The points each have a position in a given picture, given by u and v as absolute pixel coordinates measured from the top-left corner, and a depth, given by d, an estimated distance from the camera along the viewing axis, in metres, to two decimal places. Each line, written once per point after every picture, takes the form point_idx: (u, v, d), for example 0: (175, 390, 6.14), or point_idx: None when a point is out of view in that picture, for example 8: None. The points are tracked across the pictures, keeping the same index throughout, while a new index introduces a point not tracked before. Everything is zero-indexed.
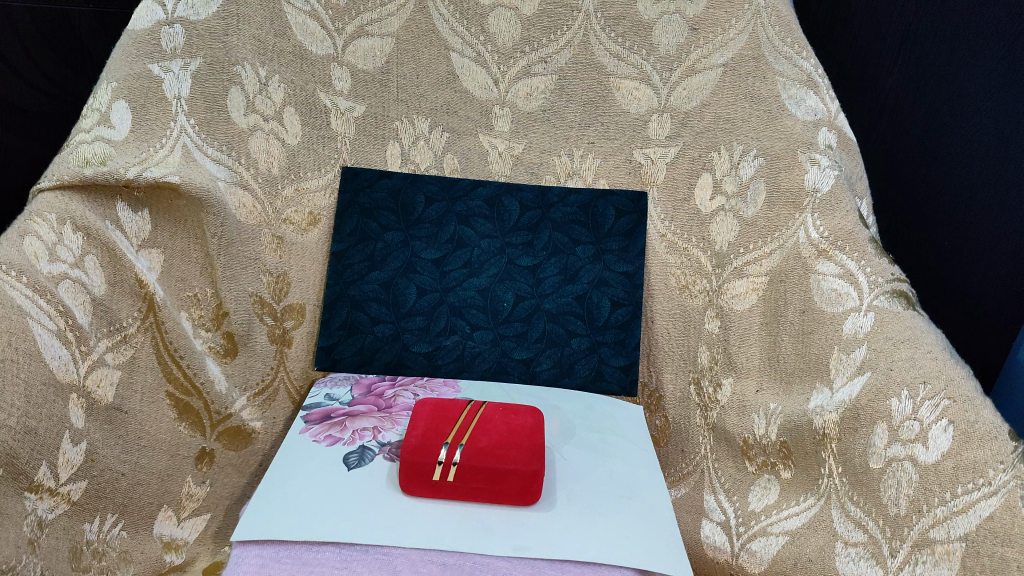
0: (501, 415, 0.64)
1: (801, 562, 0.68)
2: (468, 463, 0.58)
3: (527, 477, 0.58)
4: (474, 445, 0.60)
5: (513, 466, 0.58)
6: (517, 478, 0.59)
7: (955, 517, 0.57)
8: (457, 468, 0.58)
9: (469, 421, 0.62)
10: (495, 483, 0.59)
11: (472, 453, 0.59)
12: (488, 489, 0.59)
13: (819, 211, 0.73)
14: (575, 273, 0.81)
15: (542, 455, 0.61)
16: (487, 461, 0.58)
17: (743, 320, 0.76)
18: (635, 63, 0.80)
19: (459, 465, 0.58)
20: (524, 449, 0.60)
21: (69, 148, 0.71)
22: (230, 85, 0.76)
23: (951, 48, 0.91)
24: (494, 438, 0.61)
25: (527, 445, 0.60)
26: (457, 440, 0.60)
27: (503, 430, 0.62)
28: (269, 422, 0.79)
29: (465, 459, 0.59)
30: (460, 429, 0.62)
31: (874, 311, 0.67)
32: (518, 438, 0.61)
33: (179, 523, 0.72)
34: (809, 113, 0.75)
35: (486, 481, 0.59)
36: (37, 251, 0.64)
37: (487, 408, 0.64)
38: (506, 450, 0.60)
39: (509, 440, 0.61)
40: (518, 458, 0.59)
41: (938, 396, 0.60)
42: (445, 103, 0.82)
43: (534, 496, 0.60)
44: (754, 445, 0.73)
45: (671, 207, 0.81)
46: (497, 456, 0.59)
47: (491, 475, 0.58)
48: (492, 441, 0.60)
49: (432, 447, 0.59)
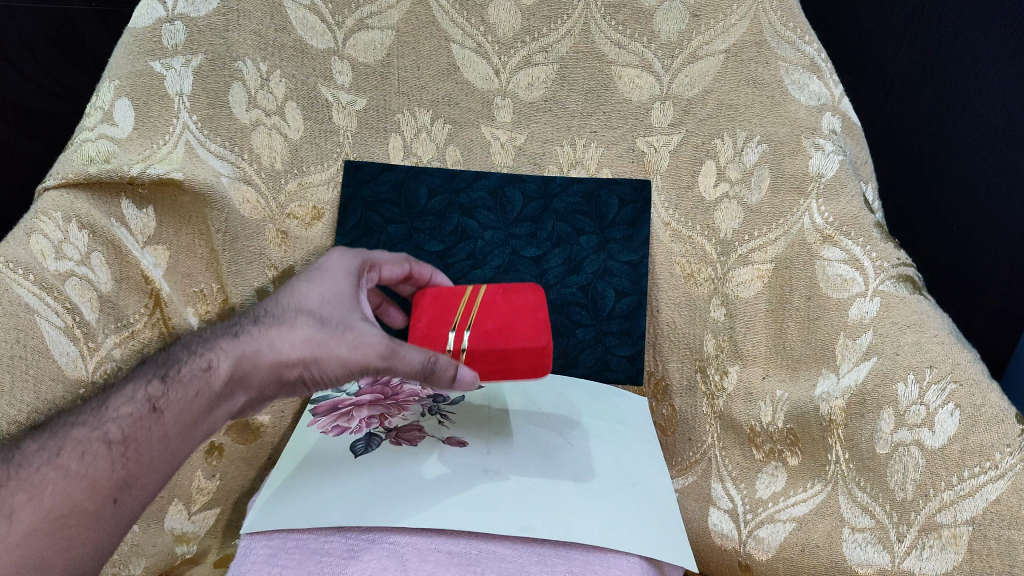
0: (502, 296, 0.66)
1: (808, 548, 0.68)
2: (476, 348, 0.61)
3: (536, 352, 0.60)
4: (480, 329, 0.62)
5: (520, 345, 0.60)
6: (525, 355, 0.60)
7: (962, 501, 0.57)
8: (467, 354, 0.61)
9: (471, 308, 0.65)
10: (505, 364, 0.60)
11: (479, 337, 0.61)
12: (499, 369, 0.61)
13: (824, 196, 0.72)
14: (579, 263, 0.81)
15: (548, 329, 0.63)
16: (493, 343, 0.60)
17: (748, 307, 0.75)
18: (636, 50, 0.79)
19: (468, 351, 0.61)
20: (529, 325, 0.62)
21: (73, 146, 0.71)
22: (232, 81, 0.76)
23: (955, 29, 0.90)
24: (498, 321, 0.63)
25: (531, 323, 0.62)
26: (462, 326, 0.63)
27: (507, 311, 0.64)
28: (277, 416, 0.81)
29: (474, 344, 0.61)
30: (464, 316, 0.64)
31: (879, 296, 0.67)
32: (522, 316, 0.63)
33: (190, 516, 0.76)
34: (812, 98, 0.75)
35: (496, 363, 0.61)
36: (44, 248, 0.64)
37: (487, 294, 0.66)
38: (512, 332, 0.62)
39: (513, 320, 0.63)
40: (524, 337, 0.61)
41: (945, 379, 0.60)
42: (447, 95, 0.82)
43: (546, 372, 0.61)
44: (760, 433, 0.73)
45: (675, 195, 0.80)
46: (504, 336, 0.61)
47: (500, 355, 0.60)
48: (497, 324, 0.62)
49: (440, 337, 0.62)
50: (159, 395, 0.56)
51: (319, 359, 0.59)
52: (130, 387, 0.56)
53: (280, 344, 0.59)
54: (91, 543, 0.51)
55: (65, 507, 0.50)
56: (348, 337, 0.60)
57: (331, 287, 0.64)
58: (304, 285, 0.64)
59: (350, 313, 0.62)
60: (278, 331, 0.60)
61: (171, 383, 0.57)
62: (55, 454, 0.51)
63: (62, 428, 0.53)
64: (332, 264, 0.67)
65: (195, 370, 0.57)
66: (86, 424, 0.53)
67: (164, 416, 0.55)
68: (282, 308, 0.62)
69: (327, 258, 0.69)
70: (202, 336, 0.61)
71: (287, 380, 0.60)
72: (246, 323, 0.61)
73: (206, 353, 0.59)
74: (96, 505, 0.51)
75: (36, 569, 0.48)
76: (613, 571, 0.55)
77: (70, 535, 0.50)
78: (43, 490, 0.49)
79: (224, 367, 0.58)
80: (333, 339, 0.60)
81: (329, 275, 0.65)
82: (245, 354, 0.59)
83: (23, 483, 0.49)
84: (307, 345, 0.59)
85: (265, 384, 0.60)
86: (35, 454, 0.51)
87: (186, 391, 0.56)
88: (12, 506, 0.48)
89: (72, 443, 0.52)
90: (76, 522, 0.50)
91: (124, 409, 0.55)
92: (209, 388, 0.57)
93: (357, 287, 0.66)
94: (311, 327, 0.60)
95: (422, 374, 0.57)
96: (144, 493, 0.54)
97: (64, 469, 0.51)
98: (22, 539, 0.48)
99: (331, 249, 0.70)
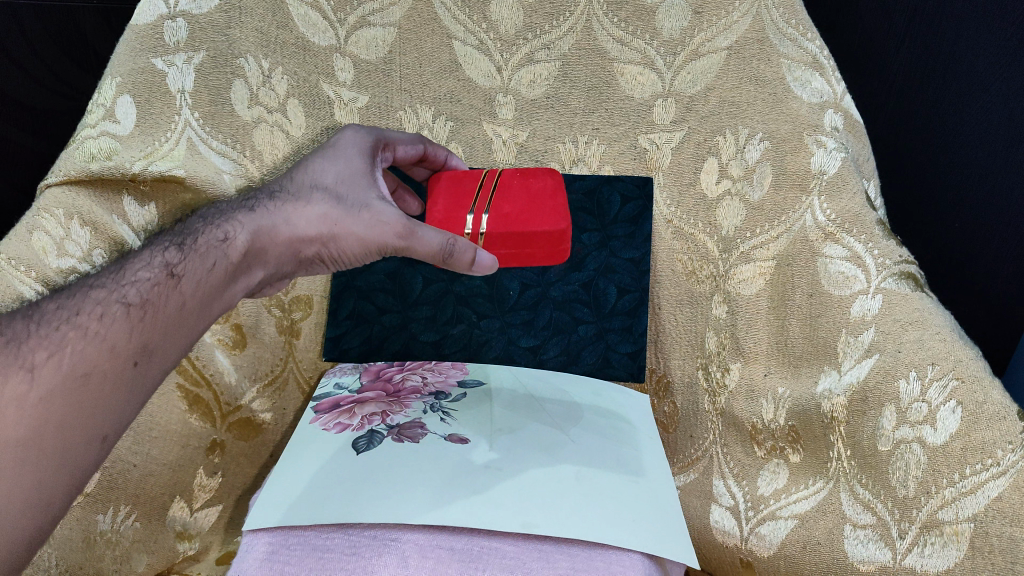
0: (521, 179, 0.66)
1: (810, 545, 0.68)
2: (494, 232, 0.62)
3: (555, 236, 0.62)
4: (499, 212, 0.63)
5: (539, 230, 0.62)
6: (544, 240, 0.62)
7: (964, 499, 0.57)
8: (485, 237, 0.63)
9: (489, 189, 0.65)
10: (524, 247, 0.63)
11: (497, 221, 0.63)
12: (519, 251, 0.64)
13: (825, 193, 0.72)
14: (581, 260, 0.81)
15: (567, 215, 0.64)
16: (512, 227, 0.62)
17: (750, 304, 0.75)
18: (639, 48, 0.79)
19: (486, 235, 0.63)
20: (549, 211, 0.63)
21: (75, 143, 0.72)
22: (233, 78, 0.76)
23: (957, 26, 0.90)
24: (517, 204, 0.64)
25: (550, 207, 0.63)
26: (481, 209, 0.64)
27: (526, 195, 0.64)
28: (279, 413, 0.81)
29: (492, 228, 0.63)
30: (482, 198, 0.65)
31: (882, 294, 0.67)
32: (541, 201, 0.64)
33: (191, 513, 0.76)
34: (815, 95, 0.75)
35: (514, 246, 0.63)
36: (46, 245, 0.65)
37: (506, 175, 0.66)
38: (531, 215, 0.63)
39: (532, 204, 0.64)
40: (544, 222, 0.62)
41: (947, 377, 0.60)
42: (449, 92, 0.82)
43: (564, 256, 0.65)
44: (762, 430, 0.73)
45: (677, 192, 0.80)
46: (523, 221, 0.63)
47: (519, 240, 0.63)
48: (515, 207, 0.63)
49: (458, 219, 0.64)
50: (178, 263, 0.54)
51: (336, 235, 0.60)
52: (146, 257, 0.54)
53: (296, 221, 0.59)
54: (115, 402, 0.46)
55: (86, 364, 0.45)
56: (365, 216, 0.60)
57: (348, 164, 0.63)
58: (319, 163, 0.63)
59: (366, 192, 0.62)
60: (296, 207, 0.60)
61: (189, 252, 0.55)
62: (74, 312, 0.48)
63: (78, 290, 0.50)
64: (346, 142, 0.65)
65: (213, 241, 0.56)
66: (104, 287, 0.50)
67: (183, 282, 0.53)
68: (298, 185, 0.62)
69: (339, 136, 0.67)
70: (215, 212, 0.60)
71: (304, 256, 0.61)
72: (262, 199, 0.61)
73: (222, 226, 0.57)
74: (117, 366, 0.47)
75: (57, 428, 0.43)
76: (615, 567, 0.55)
77: (92, 392, 0.45)
78: (64, 347, 0.45)
79: (242, 238, 0.57)
80: (351, 218, 0.60)
81: (344, 152, 0.64)
82: (262, 229, 0.58)
83: (43, 340, 0.45)
84: (325, 221, 0.60)
85: (283, 257, 0.60)
86: (54, 313, 0.47)
87: (206, 259, 0.54)
88: (31, 361, 0.44)
89: (91, 303, 0.49)
90: (99, 381, 0.45)
91: (143, 273, 0.52)
92: (228, 260, 0.56)
93: (372, 165, 0.65)
94: (327, 205, 0.60)
95: (440, 257, 0.60)
96: (164, 361, 0.50)
97: (82, 329, 0.47)
98: (43, 396, 0.43)
99: (342, 127, 0.68)
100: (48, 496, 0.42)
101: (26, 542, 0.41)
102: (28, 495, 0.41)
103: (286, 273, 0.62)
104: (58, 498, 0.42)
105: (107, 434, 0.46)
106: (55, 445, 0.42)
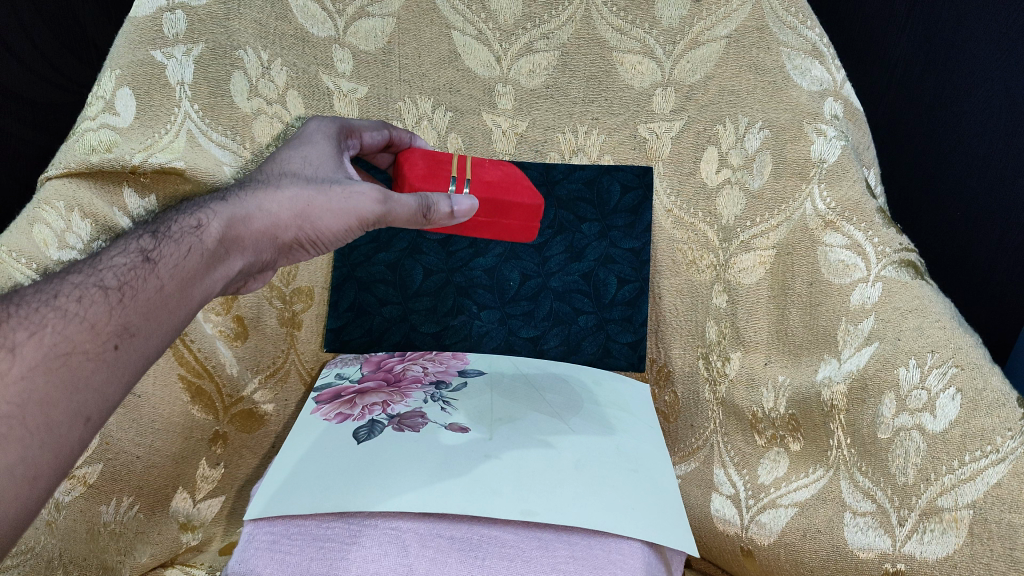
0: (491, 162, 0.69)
1: (810, 533, 0.67)
2: (479, 196, 0.65)
3: (531, 211, 0.68)
4: (483, 180, 0.66)
5: (519, 201, 0.67)
6: (521, 212, 0.67)
7: (963, 485, 0.58)
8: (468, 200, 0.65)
9: (464, 161, 0.67)
10: (501, 218, 0.67)
11: (481, 187, 0.66)
12: (494, 221, 0.68)
13: (825, 181, 0.72)
14: (581, 250, 0.81)
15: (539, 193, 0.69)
16: (495, 195, 0.66)
17: (751, 294, 0.75)
18: (638, 36, 0.79)
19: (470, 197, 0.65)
20: (525, 187, 0.68)
21: (76, 136, 0.73)
22: (232, 69, 0.76)
23: (958, 14, 0.90)
24: (498, 175, 0.67)
25: (526, 184, 0.68)
26: (463, 176, 0.66)
27: (505, 173, 0.68)
28: (281, 404, 0.82)
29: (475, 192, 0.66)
30: (460, 166, 0.67)
31: (882, 281, 0.67)
32: (518, 178, 0.68)
33: (195, 503, 0.77)
34: (814, 83, 0.74)
35: (492, 214, 0.67)
36: (48, 238, 0.67)
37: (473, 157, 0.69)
38: (511, 186, 0.67)
39: (512, 179, 0.67)
40: (523, 195, 0.67)
41: (946, 364, 0.61)
42: (448, 82, 0.81)
43: (531, 232, 0.70)
44: (763, 419, 0.73)
45: (677, 181, 0.80)
46: (504, 191, 0.66)
47: (499, 209, 0.67)
48: (497, 178, 0.67)
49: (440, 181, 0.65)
50: (152, 248, 0.51)
51: (311, 214, 0.57)
52: (120, 245, 0.51)
53: (269, 204, 0.56)
54: (98, 384, 0.44)
55: (67, 344, 0.43)
56: (336, 191, 0.58)
57: (317, 151, 0.63)
58: (286, 153, 0.62)
59: (334, 174, 0.61)
60: (268, 192, 0.57)
61: (163, 239, 0.52)
62: (51, 295, 0.45)
63: (55, 277, 0.47)
64: (310, 132, 0.65)
65: (187, 228, 0.53)
66: (79, 272, 0.48)
67: (160, 266, 0.50)
68: (271, 175, 0.59)
69: (304, 127, 0.66)
70: (188, 203, 0.57)
71: (283, 241, 0.58)
72: (234, 188, 0.58)
73: (195, 213, 0.54)
74: (97, 348, 0.44)
75: (41, 405, 0.41)
76: (614, 556, 0.56)
77: (73, 372, 0.43)
78: (43, 326, 0.43)
79: (217, 224, 0.54)
80: (325, 196, 0.58)
81: (310, 141, 0.64)
82: (237, 215, 0.55)
83: (21, 320, 0.43)
84: (299, 204, 0.57)
85: (261, 245, 0.57)
86: (31, 295, 0.45)
87: (180, 244, 0.52)
88: (12, 340, 0.42)
89: (69, 287, 0.46)
90: (80, 362, 0.43)
91: (117, 260, 0.49)
92: (205, 246, 0.53)
93: (339, 152, 0.64)
94: (298, 186, 0.58)
95: (420, 216, 0.60)
96: (147, 346, 0.48)
97: (61, 311, 0.45)
98: (25, 373, 0.41)
99: (309, 119, 0.68)
100: (33, 474, 0.40)
101: (13, 521, 0.40)
102: (12, 472, 0.39)
103: (267, 264, 0.59)
104: (44, 476, 0.41)
105: (92, 415, 0.44)
106: (39, 421, 0.41)
